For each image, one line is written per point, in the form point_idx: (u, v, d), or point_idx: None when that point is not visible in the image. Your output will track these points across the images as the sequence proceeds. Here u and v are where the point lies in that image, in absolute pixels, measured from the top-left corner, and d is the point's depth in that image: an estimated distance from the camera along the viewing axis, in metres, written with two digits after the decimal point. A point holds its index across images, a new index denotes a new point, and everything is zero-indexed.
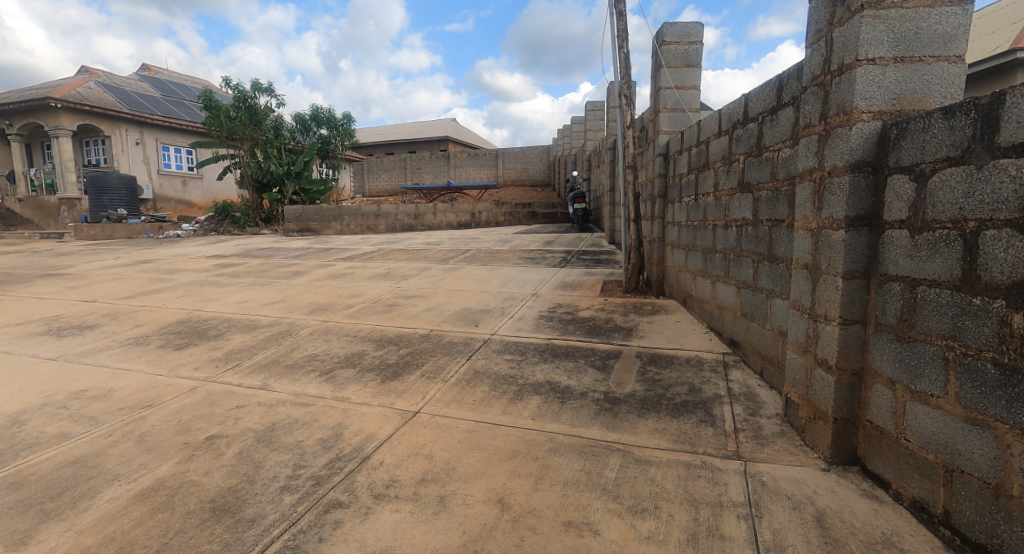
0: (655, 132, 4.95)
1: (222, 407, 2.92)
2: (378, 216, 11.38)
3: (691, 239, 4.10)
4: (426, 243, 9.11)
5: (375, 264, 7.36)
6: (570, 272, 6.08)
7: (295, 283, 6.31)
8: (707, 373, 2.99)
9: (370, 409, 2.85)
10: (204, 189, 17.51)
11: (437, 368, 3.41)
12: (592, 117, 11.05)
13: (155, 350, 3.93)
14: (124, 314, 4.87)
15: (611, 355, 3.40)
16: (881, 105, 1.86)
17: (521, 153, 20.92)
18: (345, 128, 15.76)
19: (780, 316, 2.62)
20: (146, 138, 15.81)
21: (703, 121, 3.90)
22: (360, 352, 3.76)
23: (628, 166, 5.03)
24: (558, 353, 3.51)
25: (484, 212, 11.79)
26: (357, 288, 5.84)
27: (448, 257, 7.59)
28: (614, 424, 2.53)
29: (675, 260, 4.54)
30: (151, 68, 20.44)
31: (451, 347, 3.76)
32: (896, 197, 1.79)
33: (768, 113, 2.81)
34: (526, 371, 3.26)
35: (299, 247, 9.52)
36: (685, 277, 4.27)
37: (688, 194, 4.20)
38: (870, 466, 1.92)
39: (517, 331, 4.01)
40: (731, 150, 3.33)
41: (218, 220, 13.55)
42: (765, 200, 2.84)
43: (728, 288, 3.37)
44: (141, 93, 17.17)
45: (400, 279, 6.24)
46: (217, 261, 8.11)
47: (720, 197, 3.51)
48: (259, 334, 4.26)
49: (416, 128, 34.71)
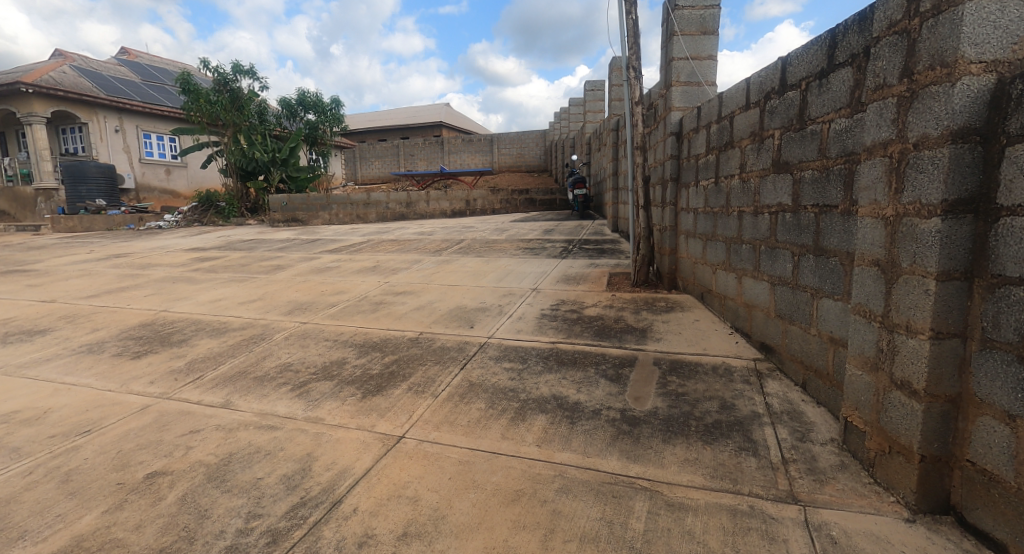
0: (666, 109, 4.50)
1: (172, 433, 2.49)
2: (368, 205, 10.88)
3: (711, 227, 3.67)
4: (418, 233, 8.63)
5: (363, 256, 6.91)
6: (573, 263, 5.63)
7: (276, 278, 5.85)
8: (739, 386, 2.57)
9: (346, 434, 2.43)
10: (190, 178, 16.92)
11: (427, 380, 2.99)
12: (593, 98, 10.49)
13: (109, 360, 3.49)
14: (82, 317, 4.40)
15: (624, 363, 2.98)
16: (996, 53, 1.42)
17: (516, 138, 20.37)
18: (335, 113, 15.10)
19: (832, 321, 2.20)
20: (126, 125, 15.20)
21: (725, 92, 3.44)
22: (339, 361, 3.33)
23: (635, 148, 4.59)
24: (565, 360, 3.09)
25: (479, 200, 11.30)
26: (343, 284, 5.38)
27: (441, 248, 7.14)
28: (635, 454, 2.11)
29: (691, 250, 4.11)
30: (130, 50, 19.60)
31: (443, 354, 3.33)
32: (1021, 173, 1.36)
33: (814, 77, 2.35)
34: (528, 384, 2.83)
35: (284, 238, 9.02)
36: (703, 270, 3.86)
37: (707, 177, 3.75)
38: (972, 518, 1.51)
39: (517, 333, 3.59)
40: (763, 125, 2.88)
41: (201, 211, 12.89)
42: (809, 182, 2.40)
43: (758, 284, 2.95)
44: (120, 78, 16.45)
45: (389, 273, 5.79)
46: (195, 255, 7.61)
47: (748, 179, 3.07)
48: (229, 339, 3.82)
49: (410, 113, 33.90)
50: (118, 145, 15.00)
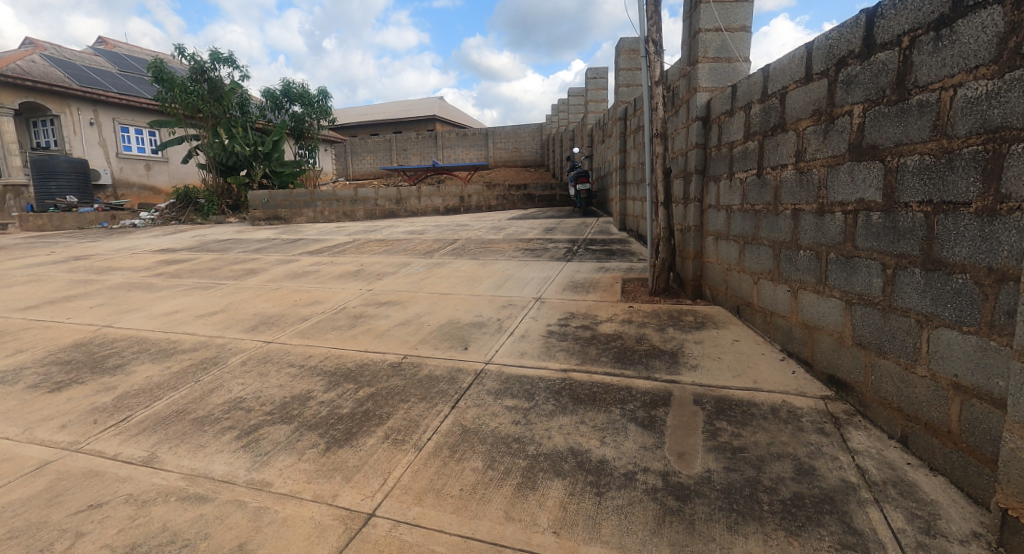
0: (690, 90, 3.90)
1: (64, 509, 1.85)
2: (356, 201, 10.22)
3: (752, 228, 3.10)
4: (407, 233, 7.98)
5: (346, 259, 6.29)
6: (580, 267, 5.02)
7: (245, 285, 5.21)
8: (815, 438, 1.96)
9: (297, 512, 1.81)
10: (171, 174, 16.17)
11: (410, 424, 2.37)
12: (595, 86, 9.83)
13: (22, 392, 2.84)
14: (8, 334, 3.75)
15: (657, 402, 2.37)
16: None
17: (512, 132, 19.72)
18: (323, 106, 14.32)
19: (958, 361, 1.61)
20: (101, 117, 14.45)
21: (774, 64, 2.83)
22: (303, 396, 2.70)
23: (654, 136, 3.99)
24: (582, 396, 2.48)
25: (474, 196, 10.65)
26: (319, 293, 4.74)
27: (432, 249, 6.52)
28: (693, 552, 1.50)
29: (723, 255, 3.53)
30: (107, 40, 18.73)
31: (429, 387, 2.71)
32: None
33: (925, 29, 1.74)
34: (538, 431, 2.22)
35: (263, 238, 8.35)
36: (740, 279, 3.28)
37: (746, 168, 3.16)
38: None
39: (521, 358, 2.99)
40: (833, 100, 2.27)
41: (180, 207, 12.13)
42: (912, 171, 1.80)
43: (823, 301, 2.36)
44: (95, 68, 15.66)
45: (373, 279, 5.16)
46: (162, 257, 6.94)
47: (809, 169, 2.47)
48: (175, 364, 3.18)
49: (403, 107, 33.10)
50: (93, 139, 14.27)
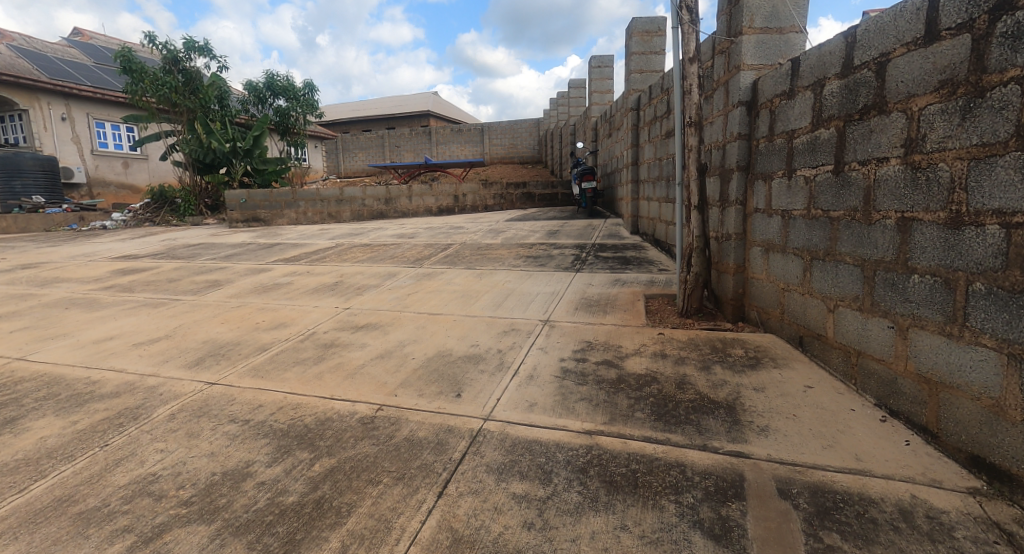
0: (731, 69, 3.23)
1: None
2: (341, 201, 9.49)
3: (825, 240, 2.43)
4: (396, 237, 7.26)
5: (325, 268, 5.60)
6: (591, 281, 4.34)
7: (205, 301, 4.50)
8: None
9: None
10: (151, 171, 15.40)
11: (379, 526, 1.67)
12: (599, 76, 9.09)
13: None
14: None
15: (727, 492, 1.68)
16: None
17: (508, 127, 19.01)
18: (310, 99, 13.53)
19: None
20: (74, 112, 13.65)
21: (865, 24, 2.14)
22: (238, 473, 1.99)
23: (687, 124, 3.31)
24: (618, 481, 1.79)
25: (469, 195, 9.92)
26: (287, 313, 4.02)
27: (422, 256, 5.83)
28: None
29: (777, 272, 2.87)
30: (83, 31, 17.89)
31: (409, 460, 2.01)
32: None
33: None
34: (561, 544, 1.53)
35: (237, 243, 7.60)
36: (804, 303, 2.62)
37: (816, 163, 2.50)
38: None
39: (530, 413, 2.30)
40: (980, 65, 1.59)
41: (155, 208, 11.36)
42: None
43: (961, 349, 1.68)
44: (68, 61, 14.81)
45: (352, 294, 4.47)
46: (120, 265, 6.20)
47: (929, 164, 1.80)
48: (84, 417, 2.46)
49: (396, 102, 32.24)
50: (65, 135, 13.45)
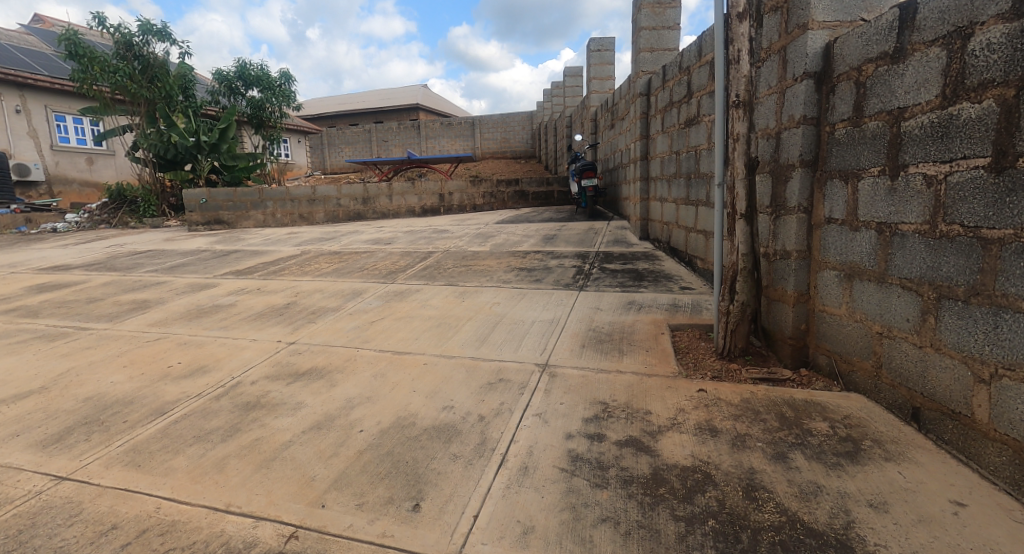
0: (793, 28, 2.38)
1: None
2: (314, 201, 8.61)
3: (970, 272, 1.60)
4: (371, 242, 6.39)
5: (281, 283, 4.73)
6: (599, 303, 3.49)
7: (119, 330, 3.61)
8: None
9: None
10: (118, 168, 14.40)
11: None
12: (599, 61, 8.22)
13: None
14: None
15: None
16: None
17: (500, 121, 18.16)
18: (285, 90, 12.54)
19: None
20: (30, 104, 12.59)
21: None
22: None
23: (732, 104, 2.47)
24: None
25: (456, 193, 9.04)
26: (214, 350, 3.15)
27: (397, 268, 4.98)
28: None
29: (869, 308, 2.05)
30: (45, 19, 16.79)
31: None
32: None
33: None
34: None
35: (191, 249, 6.68)
36: (922, 360, 1.80)
37: (947, 155, 1.67)
38: None
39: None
40: None
41: (113, 208, 10.40)
42: None
43: None
44: (24, 49, 13.69)
45: (303, 321, 3.60)
46: (44, 279, 5.29)
47: None
48: None
49: (384, 95, 31.20)
50: (20, 129, 12.40)
